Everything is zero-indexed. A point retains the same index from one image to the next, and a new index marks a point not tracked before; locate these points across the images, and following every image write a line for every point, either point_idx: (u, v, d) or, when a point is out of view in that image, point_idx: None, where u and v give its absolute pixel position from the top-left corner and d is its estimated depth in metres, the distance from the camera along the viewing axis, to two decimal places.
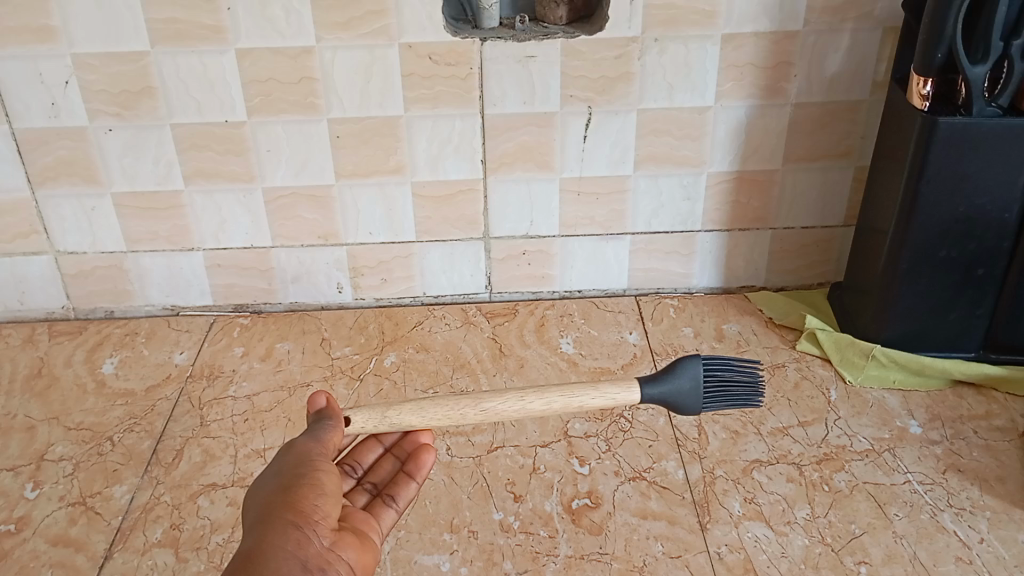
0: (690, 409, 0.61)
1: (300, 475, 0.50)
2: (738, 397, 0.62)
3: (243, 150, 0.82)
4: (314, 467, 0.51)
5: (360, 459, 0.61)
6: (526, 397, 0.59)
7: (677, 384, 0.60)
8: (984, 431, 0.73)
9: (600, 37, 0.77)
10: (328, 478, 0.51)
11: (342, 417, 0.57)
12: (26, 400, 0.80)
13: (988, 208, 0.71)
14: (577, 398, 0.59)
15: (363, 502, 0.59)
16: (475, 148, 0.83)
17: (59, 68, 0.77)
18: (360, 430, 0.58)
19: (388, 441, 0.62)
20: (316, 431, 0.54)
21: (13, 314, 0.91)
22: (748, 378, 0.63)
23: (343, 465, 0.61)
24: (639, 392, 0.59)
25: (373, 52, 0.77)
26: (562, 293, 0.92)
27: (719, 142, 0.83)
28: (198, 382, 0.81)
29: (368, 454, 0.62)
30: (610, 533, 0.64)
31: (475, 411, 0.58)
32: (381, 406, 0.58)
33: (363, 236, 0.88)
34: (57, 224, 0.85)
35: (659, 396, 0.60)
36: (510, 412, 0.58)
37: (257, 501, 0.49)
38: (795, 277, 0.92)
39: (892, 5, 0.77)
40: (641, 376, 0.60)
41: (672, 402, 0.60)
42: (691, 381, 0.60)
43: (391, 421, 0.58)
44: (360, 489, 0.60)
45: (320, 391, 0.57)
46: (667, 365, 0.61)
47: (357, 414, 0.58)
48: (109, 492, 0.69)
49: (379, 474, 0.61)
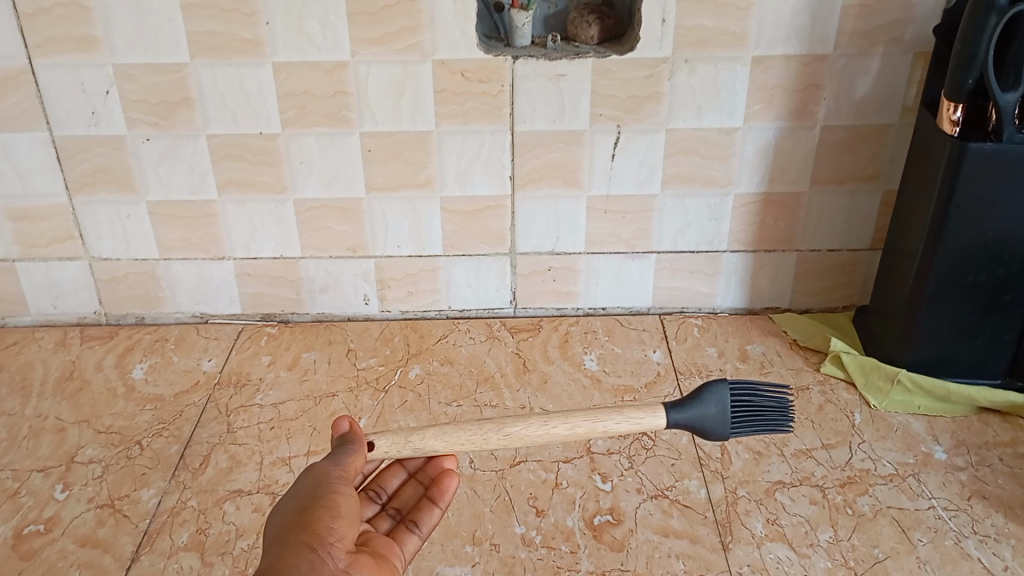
0: (717, 435, 0.61)
1: (317, 498, 0.51)
2: (768, 421, 0.63)
3: (276, 161, 0.83)
4: (331, 490, 0.51)
5: (384, 485, 0.62)
6: (550, 422, 0.59)
7: (702, 410, 0.60)
8: (1009, 458, 0.72)
9: (630, 58, 0.78)
10: (345, 501, 0.51)
11: (365, 442, 0.57)
12: (58, 403, 0.81)
13: (1018, 234, 0.71)
14: (601, 423, 0.59)
15: (386, 527, 0.59)
16: (504, 165, 0.84)
17: (100, 78, 0.79)
18: (382, 455, 0.58)
19: (412, 466, 0.63)
20: (338, 455, 0.54)
21: (46, 318, 0.92)
22: (776, 402, 0.64)
23: (367, 491, 0.62)
24: (664, 417, 0.59)
25: (407, 67, 0.78)
26: (587, 309, 0.93)
27: (746, 163, 0.84)
28: (226, 389, 0.82)
29: (392, 479, 0.62)
30: (631, 550, 0.64)
31: (498, 436, 0.58)
32: (404, 429, 0.59)
33: (391, 250, 0.89)
34: (93, 231, 0.87)
35: (684, 421, 0.60)
36: (533, 436, 0.59)
37: (276, 523, 0.50)
38: (820, 299, 0.92)
39: (922, 30, 0.77)
40: (666, 401, 0.60)
41: (698, 428, 0.60)
42: (717, 407, 0.61)
43: (413, 445, 0.58)
44: (383, 514, 0.60)
45: (343, 416, 0.57)
46: (693, 391, 0.62)
47: (380, 439, 0.58)
48: (137, 495, 0.70)
49: (402, 499, 0.61)
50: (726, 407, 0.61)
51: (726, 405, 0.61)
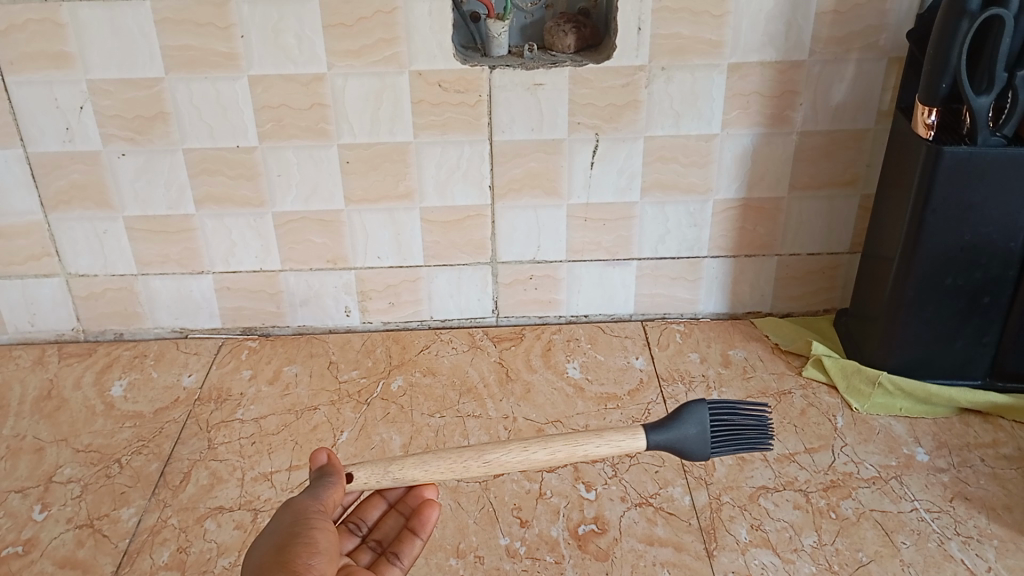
0: (699, 456, 0.61)
1: (296, 535, 0.50)
2: (747, 440, 0.62)
3: (254, 174, 0.83)
4: (310, 526, 0.51)
5: (364, 516, 0.61)
6: (530, 448, 0.58)
7: (683, 430, 0.60)
8: (990, 459, 0.73)
9: (607, 67, 0.78)
10: (324, 536, 0.51)
11: (342, 473, 0.56)
12: (36, 422, 0.80)
13: (995, 237, 0.72)
14: (582, 447, 0.58)
15: (367, 560, 0.59)
16: (483, 174, 0.83)
17: (74, 93, 0.78)
18: (363, 487, 0.57)
19: (392, 496, 0.62)
20: (316, 490, 0.54)
21: (23, 336, 0.91)
22: (755, 421, 0.64)
23: (347, 523, 0.61)
24: (644, 438, 0.60)
25: (384, 79, 0.78)
26: (569, 317, 0.93)
27: (725, 169, 0.84)
28: (207, 404, 0.82)
29: (372, 510, 0.62)
30: (616, 559, 0.64)
31: (478, 464, 0.58)
32: (383, 460, 0.58)
33: (372, 261, 0.88)
34: (70, 247, 0.86)
35: (666, 442, 0.60)
36: (513, 463, 0.58)
37: (253, 561, 0.49)
38: (801, 303, 0.93)
39: (897, 35, 0.77)
40: (647, 423, 0.61)
41: (678, 449, 0.61)
42: (698, 428, 0.61)
43: (393, 476, 0.58)
44: (364, 547, 0.60)
45: (320, 448, 0.57)
46: (673, 411, 0.62)
47: (359, 470, 0.57)
48: (117, 515, 0.69)
49: (383, 531, 0.61)
50: (706, 427, 0.61)
51: (706, 425, 0.61)
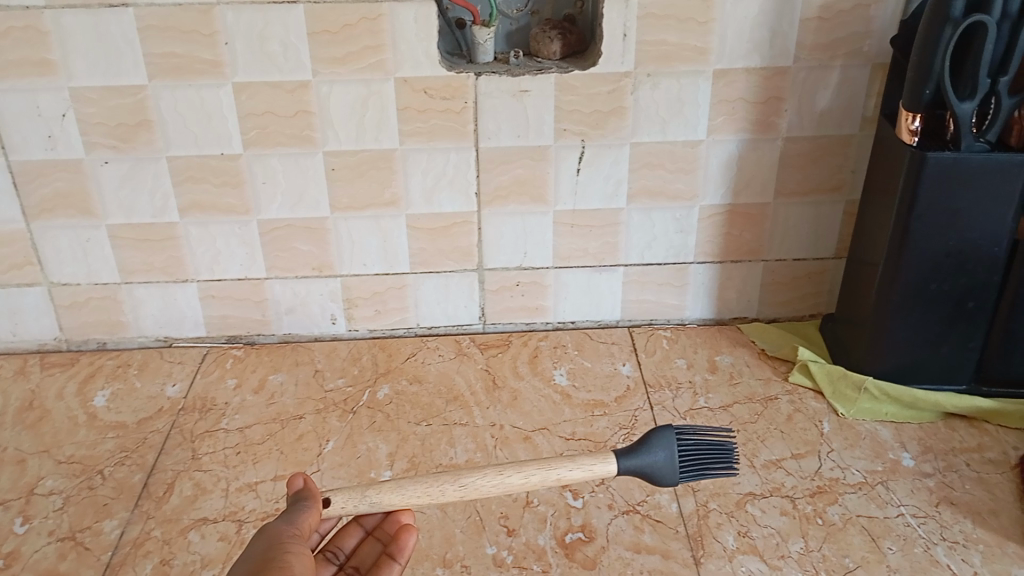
0: (668, 482, 0.61)
1: (271, 559, 0.49)
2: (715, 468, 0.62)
3: (238, 182, 0.82)
4: (285, 550, 0.50)
5: (341, 544, 0.61)
6: (504, 472, 0.58)
7: (652, 456, 0.60)
8: (976, 463, 0.73)
9: (593, 73, 0.78)
10: (298, 560, 0.50)
11: (319, 498, 0.56)
12: (17, 433, 0.79)
13: (980, 243, 0.72)
14: (555, 471, 0.58)
15: None
16: (470, 181, 0.83)
17: (56, 101, 0.77)
18: (339, 511, 0.57)
19: (369, 523, 0.62)
20: (292, 515, 0.53)
21: (6, 345, 0.90)
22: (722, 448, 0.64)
23: (325, 552, 0.61)
24: (615, 464, 0.59)
25: (369, 86, 0.78)
26: (557, 324, 0.93)
27: (711, 176, 0.84)
28: (191, 414, 0.81)
29: (349, 538, 0.61)
30: (603, 567, 0.64)
31: (454, 487, 0.58)
32: (360, 484, 0.58)
33: (359, 268, 0.88)
34: (52, 256, 0.86)
35: (636, 468, 0.59)
36: (488, 488, 0.58)
37: None
38: (787, 309, 0.93)
39: (881, 42, 0.78)
40: (617, 449, 0.60)
41: (648, 475, 0.60)
42: (666, 454, 0.60)
43: (369, 500, 0.57)
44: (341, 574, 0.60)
45: (297, 473, 0.56)
46: (642, 439, 0.61)
47: (336, 495, 0.57)
48: (100, 527, 0.68)
49: (360, 557, 0.61)
50: (675, 452, 0.61)
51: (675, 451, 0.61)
